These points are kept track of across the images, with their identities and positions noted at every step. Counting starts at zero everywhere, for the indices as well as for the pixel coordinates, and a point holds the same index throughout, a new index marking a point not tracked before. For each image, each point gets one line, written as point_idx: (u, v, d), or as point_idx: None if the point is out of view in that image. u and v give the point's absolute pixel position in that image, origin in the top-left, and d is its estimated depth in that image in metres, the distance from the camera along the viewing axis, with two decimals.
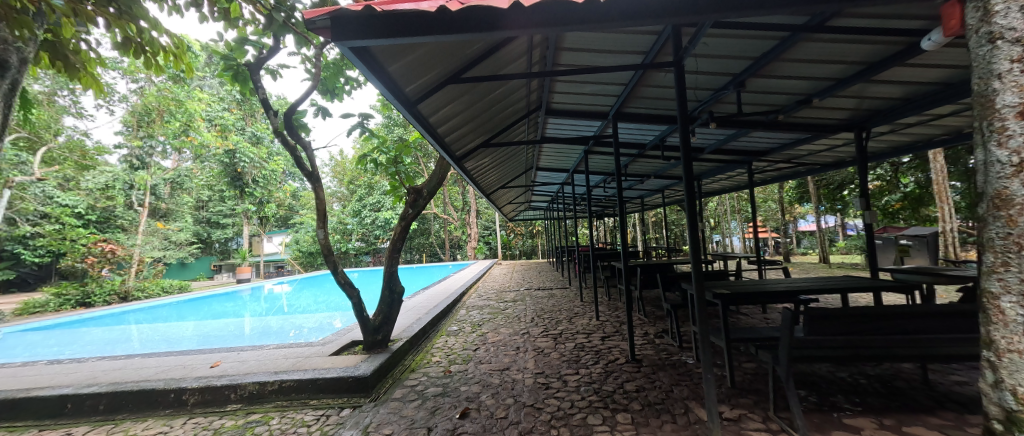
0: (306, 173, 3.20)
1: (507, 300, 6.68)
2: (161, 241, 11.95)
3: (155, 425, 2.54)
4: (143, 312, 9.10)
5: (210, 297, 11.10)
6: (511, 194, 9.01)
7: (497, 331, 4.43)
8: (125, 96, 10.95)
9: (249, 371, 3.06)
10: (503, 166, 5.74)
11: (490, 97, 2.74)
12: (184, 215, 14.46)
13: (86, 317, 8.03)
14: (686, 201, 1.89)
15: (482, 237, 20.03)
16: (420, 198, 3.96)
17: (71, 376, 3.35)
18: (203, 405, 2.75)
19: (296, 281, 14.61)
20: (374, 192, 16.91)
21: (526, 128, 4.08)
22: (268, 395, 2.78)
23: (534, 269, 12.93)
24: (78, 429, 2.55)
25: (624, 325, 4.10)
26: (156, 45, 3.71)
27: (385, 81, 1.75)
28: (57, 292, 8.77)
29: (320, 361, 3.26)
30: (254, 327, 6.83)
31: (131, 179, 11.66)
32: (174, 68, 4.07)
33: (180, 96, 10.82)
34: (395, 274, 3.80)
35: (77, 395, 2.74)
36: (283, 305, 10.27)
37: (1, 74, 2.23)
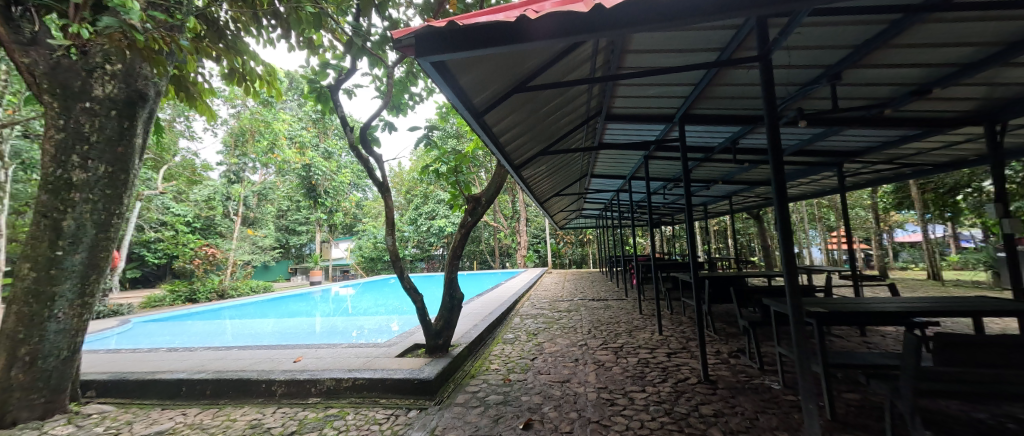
0: (377, 184, 3.42)
1: (561, 310, 6.57)
2: (250, 245, 13.56)
3: (251, 412, 2.83)
4: (235, 308, 10.30)
5: (288, 298, 12.29)
6: (563, 202, 8.90)
7: (553, 341, 4.35)
8: (226, 120, 12.76)
9: (326, 367, 3.30)
10: (557, 174, 5.69)
11: (551, 104, 2.73)
12: (268, 223, 16.29)
13: (192, 311, 9.32)
14: (778, 207, 1.71)
15: (531, 245, 20.08)
16: (479, 206, 4.05)
17: (184, 362, 3.87)
18: (289, 397, 3.01)
19: (359, 285, 15.70)
20: (430, 201, 17.74)
21: (584, 134, 4.01)
22: (344, 391, 2.97)
23: (587, 278, 12.62)
24: (192, 411, 2.93)
25: (692, 342, 3.81)
26: (253, 73, 4.29)
27: (456, 93, 1.83)
28: (172, 288, 10.33)
29: (387, 362, 3.44)
30: (324, 327, 7.40)
31: (227, 192, 13.81)
32: (267, 94, 4.64)
33: (268, 119, 12.26)
34: (455, 280, 3.89)
35: (190, 380, 3.15)
36: (348, 307, 11.02)
37: (144, 105, 3.20)
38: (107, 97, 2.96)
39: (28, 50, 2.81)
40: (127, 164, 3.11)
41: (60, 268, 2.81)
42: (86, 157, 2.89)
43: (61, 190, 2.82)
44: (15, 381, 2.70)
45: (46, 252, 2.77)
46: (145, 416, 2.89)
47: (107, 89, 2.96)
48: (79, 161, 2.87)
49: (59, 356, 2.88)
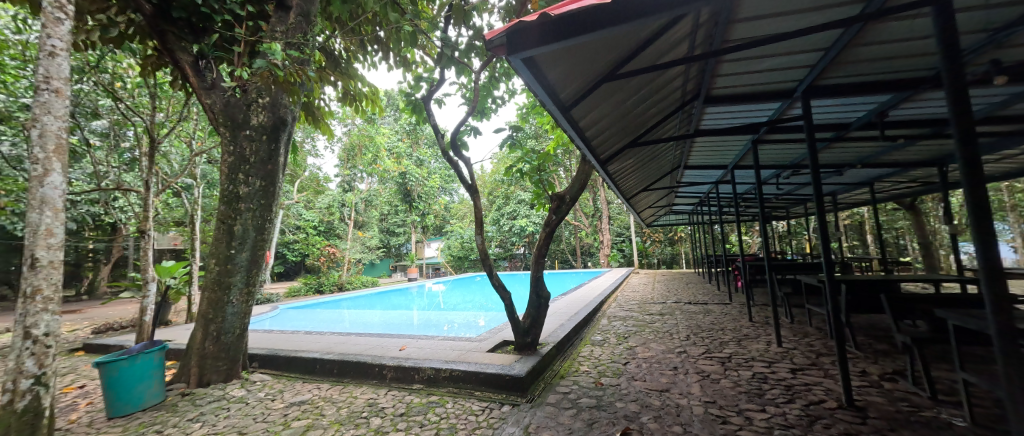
0: (466, 185, 3.60)
1: (653, 312, 6.13)
2: (360, 245, 15.57)
3: (368, 391, 3.22)
4: (350, 300, 11.91)
5: (390, 292, 13.77)
6: (651, 198, 8.30)
7: (647, 346, 4.07)
8: (340, 137, 14.87)
9: (427, 357, 3.59)
10: (646, 168, 5.32)
11: (641, 93, 2.55)
12: (373, 225, 18.51)
13: (319, 301, 11.03)
14: (967, 191, 1.31)
15: (615, 244, 19.23)
16: (564, 204, 3.98)
17: (316, 344, 4.58)
18: (397, 381, 3.34)
19: (449, 282, 16.86)
20: (511, 201, 18.20)
21: (678, 122, 3.66)
22: (443, 381, 3.18)
23: (680, 279, 11.60)
24: (324, 386, 3.44)
25: (823, 358, 3.19)
26: (361, 94, 4.89)
27: (542, 89, 1.80)
28: (305, 281, 12.41)
29: (479, 356, 3.59)
30: (421, 320, 8.11)
31: (342, 200, 16.08)
32: (372, 111, 5.25)
33: (372, 133, 13.93)
34: (542, 279, 3.89)
35: (322, 359, 3.71)
36: (440, 302, 11.91)
37: (284, 129, 3.87)
38: (259, 125, 3.68)
39: (210, 94, 3.67)
40: (274, 179, 3.80)
41: (232, 264, 3.56)
42: (247, 175, 3.62)
43: (232, 201, 3.58)
44: (209, 350, 3.51)
45: (224, 251, 3.55)
46: (291, 386, 3.49)
47: (259, 117, 3.69)
48: (243, 178, 3.61)
49: (234, 333, 3.64)
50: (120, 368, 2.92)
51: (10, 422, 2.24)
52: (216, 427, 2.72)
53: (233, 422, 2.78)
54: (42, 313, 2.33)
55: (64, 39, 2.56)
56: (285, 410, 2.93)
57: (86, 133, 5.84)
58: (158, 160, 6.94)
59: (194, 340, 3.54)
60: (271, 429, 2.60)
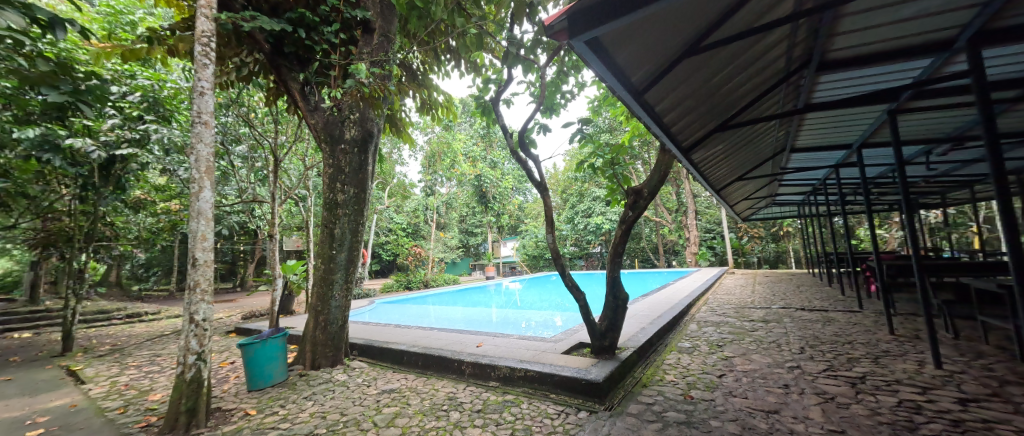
0: (536, 184, 3.54)
1: (754, 318, 5.37)
2: (442, 245, 16.78)
3: (448, 385, 3.36)
4: (435, 296, 12.79)
5: (470, 289, 14.45)
6: (748, 189, 7.29)
7: (747, 357, 3.57)
8: (422, 146, 16.08)
9: (502, 356, 3.63)
10: (741, 154, 4.67)
11: (730, 67, 2.22)
12: (453, 226, 19.70)
13: (409, 297, 12.05)
14: None
15: (703, 241, 17.46)
16: (641, 199, 3.68)
17: (404, 338, 4.96)
18: (475, 377, 3.43)
19: (525, 281, 17.07)
20: (585, 198, 17.72)
21: (781, 96, 3.12)
22: (518, 380, 3.18)
23: (787, 281, 10.02)
24: (410, 376, 3.71)
25: (1010, 389, 2.42)
26: (436, 102, 5.18)
27: (611, 73, 1.68)
28: (397, 278, 13.69)
29: (554, 357, 3.52)
30: (498, 318, 8.31)
31: (425, 203, 17.40)
32: (447, 118, 5.54)
33: (449, 140, 14.80)
34: (619, 279, 3.67)
35: (408, 352, 4.00)
36: (517, 300, 12.10)
37: (370, 141, 4.27)
38: (352, 139, 4.13)
39: (313, 115, 4.22)
40: (364, 186, 4.22)
41: (334, 262, 4.05)
42: (343, 184, 4.09)
43: (332, 208, 4.07)
44: (319, 338, 4.03)
45: (327, 251, 4.05)
46: (383, 375, 3.82)
47: (351, 131, 4.14)
48: (340, 187, 4.09)
49: (337, 324, 4.13)
50: (254, 349, 3.50)
51: (182, 388, 2.82)
52: (323, 406, 3.08)
53: (336, 403, 3.12)
54: (200, 302, 2.90)
55: (209, 80, 3.15)
56: (377, 396, 3.21)
57: (231, 157, 7.21)
58: (282, 175, 8.30)
59: (307, 328, 4.09)
60: (366, 413, 2.86)
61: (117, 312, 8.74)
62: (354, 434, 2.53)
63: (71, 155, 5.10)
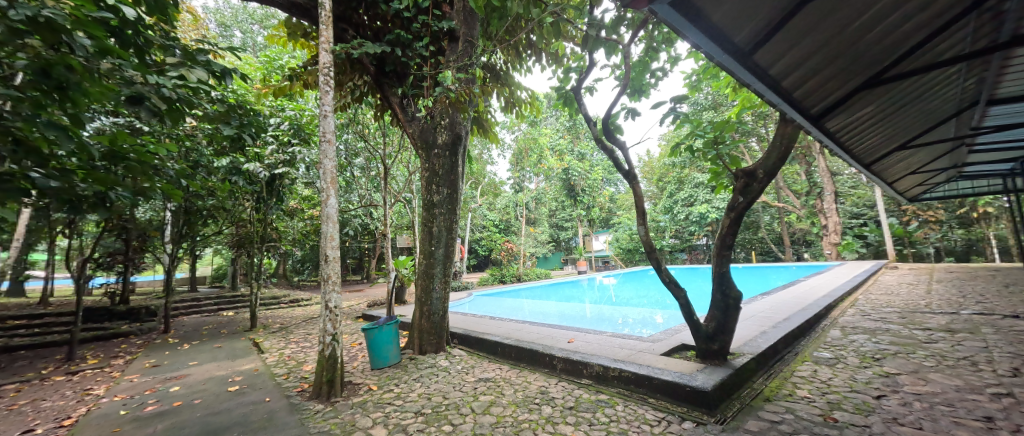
0: (624, 173, 3.29)
1: (928, 326, 4.18)
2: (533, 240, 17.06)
3: (540, 379, 3.38)
4: (528, 290, 13.11)
5: (563, 284, 14.42)
6: (916, 160, 5.66)
7: (919, 377, 2.78)
8: (510, 144, 16.54)
9: (594, 353, 3.50)
10: (905, 117, 3.62)
11: (884, 8, 1.71)
12: (543, 221, 20.03)
13: (504, 290, 12.59)
14: None
15: (847, 229, 14.27)
16: (755, 181, 3.14)
17: (499, 329, 5.19)
18: (567, 373, 3.38)
19: (620, 276, 16.32)
20: (685, 185, 16.07)
21: (977, 34, 2.28)
22: (612, 380, 3.03)
23: (984, 278, 7.55)
24: (505, 367, 3.84)
25: None
26: (520, 99, 5.25)
27: (704, 34, 1.46)
28: (492, 272, 14.41)
29: (653, 359, 3.26)
30: (592, 313, 8.10)
31: (515, 200, 17.93)
32: (531, 114, 5.58)
33: (535, 135, 14.94)
34: (728, 275, 3.21)
35: (502, 343, 4.15)
36: (611, 296, 11.65)
37: (459, 144, 4.54)
38: (443, 143, 4.45)
39: (411, 124, 4.66)
40: (456, 187, 4.51)
41: (433, 258, 4.44)
42: (438, 185, 4.45)
43: (430, 208, 4.46)
44: (424, 326, 4.46)
45: (427, 247, 4.46)
46: (480, 364, 4.03)
47: (443, 136, 4.46)
48: (436, 188, 4.46)
49: (439, 314, 4.51)
50: (373, 333, 4.01)
51: (323, 363, 3.39)
52: (429, 388, 3.40)
53: (440, 387, 3.40)
54: (332, 291, 3.46)
55: (330, 104, 3.71)
56: (475, 384, 3.40)
57: (352, 169, 8.46)
58: (391, 181, 9.43)
59: (413, 317, 4.55)
60: (465, 399, 3.04)
61: (283, 298, 11.09)
62: (455, 417, 2.71)
63: (247, 177, 6.61)
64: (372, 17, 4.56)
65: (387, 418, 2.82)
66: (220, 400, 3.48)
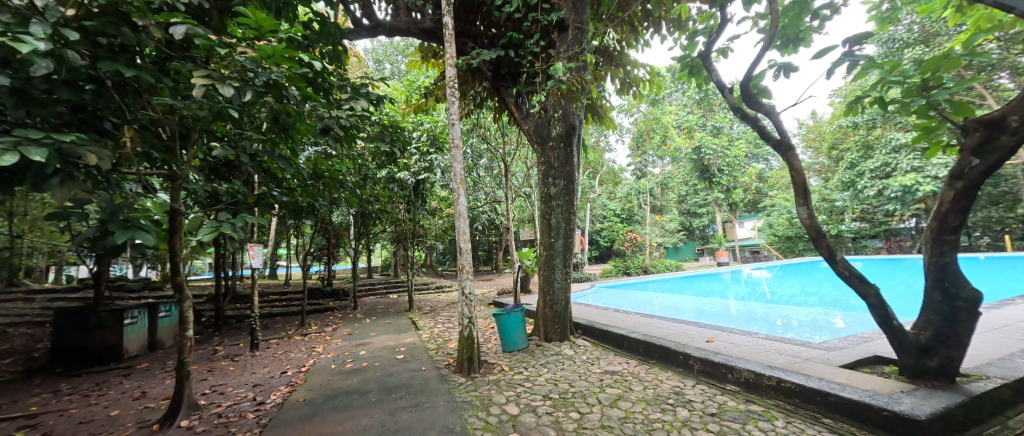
0: (773, 144, 2.71)
1: None
2: (660, 230, 16.76)
3: (674, 378, 3.12)
4: (657, 282, 12.17)
5: (699, 277, 12.91)
6: None
7: None
8: (629, 128, 15.53)
9: (742, 357, 3.05)
10: None
11: None
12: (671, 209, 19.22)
13: (630, 282, 12.00)
14: None
15: None
16: (1004, 136, 2.17)
17: (625, 322, 4.99)
18: (706, 375, 3.04)
19: (776, 268, 13.66)
20: (875, 151, 12.20)
21: None
22: (767, 389, 2.60)
23: None
24: (633, 362, 3.67)
25: None
26: (636, 77, 4.88)
27: None
28: (615, 264, 13.96)
29: (827, 370, 2.66)
30: (739, 311, 7.01)
31: (638, 187, 16.86)
32: (651, 92, 5.14)
33: (657, 115, 13.67)
34: (953, 270, 2.34)
35: (628, 336, 3.99)
36: (764, 291, 9.85)
37: (574, 134, 4.51)
38: (558, 135, 4.50)
39: (526, 121, 4.85)
40: (572, 178, 4.53)
41: (553, 249, 4.56)
42: (554, 178, 4.53)
43: (548, 200, 4.58)
44: (548, 315, 4.61)
45: (547, 239, 4.60)
46: (606, 355, 3.96)
47: (557, 129, 4.50)
48: (552, 181, 4.55)
49: (562, 304, 4.60)
50: (503, 318, 4.35)
51: (463, 341, 3.85)
52: (555, 375, 3.52)
53: (566, 374, 3.49)
54: (466, 279, 3.90)
55: (456, 113, 4.16)
56: (601, 375, 3.36)
57: (478, 169, 9.30)
58: (511, 177, 10.00)
59: (538, 306, 4.76)
60: (591, 389, 3.04)
61: (431, 285, 13.04)
62: (582, 405, 2.74)
63: (400, 184, 8.00)
64: (488, 25, 4.90)
65: (519, 397, 3.04)
66: (392, 364, 4.35)
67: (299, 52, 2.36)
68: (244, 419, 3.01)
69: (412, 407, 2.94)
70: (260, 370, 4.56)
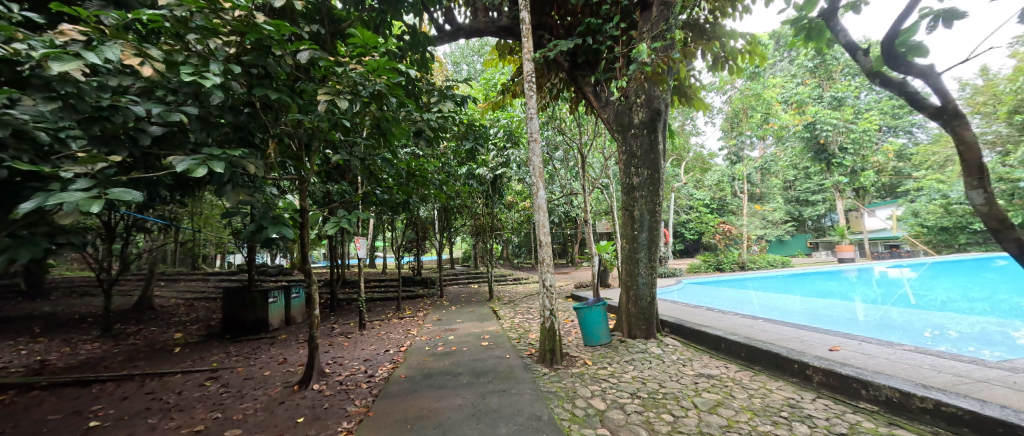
0: (933, 114, 1.58)
1: None
2: (761, 220, 14.93)
3: (787, 389, 2.76)
4: (757, 280, 10.81)
5: (811, 275, 11.16)
6: None
7: None
8: (721, 108, 13.96)
9: (880, 371, 2.57)
10: None
11: None
12: (774, 196, 17.43)
13: (723, 279, 10.87)
14: None
15: None
16: None
17: (721, 323, 4.54)
18: (831, 389, 2.63)
19: (922, 266, 11.12)
20: None
21: None
22: (918, 412, 2.16)
23: None
24: (733, 367, 3.34)
25: None
26: (732, 50, 4.36)
27: None
28: (705, 259, 12.84)
29: (1009, 396, 2.11)
30: (869, 317, 5.87)
31: (732, 173, 15.19)
32: (751, 65, 4.55)
33: (757, 90, 12.07)
34: None
35: (727, 339, 3.63)
36: (904, 294, 8.11)
37: (659, 119, 4.21)
38: (641, 122, 4.24)
39: (606, 109, 4.68)
40: (658, 166, 4.25)
41: (637, 242, 4.34)
42: (637, 167, 4.30)
43: (630, 191, 4.37)
44: (632, 311, 4.42)
45: (629, 232, 4.40)
46: (699, 357, 3.66)
47: (640, 115, 4.24)
48: (635, 170, 4.33)
49: (647, 300, 4.37)
50: (584, 312, 4.29)
51: (545, 333, 3.90)
52: (643, 373, 3.37)
53: (654, 374, 3.32)
54: (547, 272, 3.94)
55: (534, 108, 4.19)
56: (695, 378, 3.12)
57: (554, 162, 9.30)
58: (588, 169, 9.77)
59: (620, 301, 4.59)
60: (685, 391, 2.85)
61: (508, 277, 13.48)
62: (675, 408, 2.59)
63: (480, 179, 8.37)
64: (564, 14, 4.80)
65: (604, 393, 2.98)
66: (478, 350, 4.61)
67: (397, 63, 2.60)
68: (360, 388, 3.49)
69: (500, 392, 3.08)
70: (368, 347, 5.22)
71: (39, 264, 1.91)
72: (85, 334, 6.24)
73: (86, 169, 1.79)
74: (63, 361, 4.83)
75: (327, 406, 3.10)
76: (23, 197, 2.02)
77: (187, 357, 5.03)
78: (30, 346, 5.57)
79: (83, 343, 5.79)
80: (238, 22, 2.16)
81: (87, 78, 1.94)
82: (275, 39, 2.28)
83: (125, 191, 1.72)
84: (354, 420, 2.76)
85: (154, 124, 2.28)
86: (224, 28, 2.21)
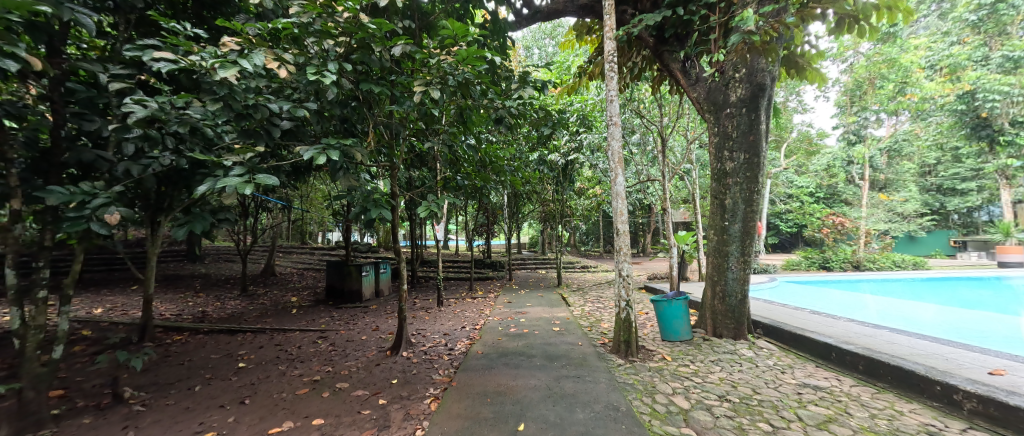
0: None
1: None
2: (885, 213, 12.63)
3: (924, 413, 2.33)
4: (876, 282, 9.16)
5: (955, 279, 9.10)
6: None
7: None
8: (837, 79, 11.95)
9: None
10: None
11: None
12: (907, 184, 14.45)
13: (830, 279, 9.41)
14: None
15: None
16: None
17: (831, 329, 3.96)
18: (989, 420, 2.17)
19: None
20: None
21: None
22: None
23: None
24: (847, 380, 2.91)
25: None
26: (865, 7, 3.64)
27: None
28: (807, 255, 11.31)
29: None
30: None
31: (848, 155, 13.00)
32: (890, 22, 3.76)
33: (892, 54, 10.05)
34: None
35: (840, 348, 3.17)
36: None
37: (762, 93, 3.74)
38: (738, 99, 3.81)
39: (696, 87, 4.27)
40: (757, 149, 3.79)
41: (728, 234, 3.96)
42: (732, 151, 3.88)
43: (721, 178, 3.98)
44: (718, 308, 4.06)
45: (719, 222, 4.02)
46: (803, 366, 3.25)
47: (738, 92, 3.81)
48: (729, 155, 3.91)
49: (737, 297, 3.98)
50: (663, 306, 4.05)
51: (621, 325, 3.78)
52: (732, 375, 3.11)
53: (746, 377, 3.04)
54: (624, 261, 3.80)
55: (615, 89, 3.97)
56: (798, 387, 2.79)
57: (631, 147, 8.93)
58: (668, 153, 9.13)
59: (705, 296, 4.25)
60: (785, 401, 2.57)
61: (576, 264, 13.30)
62: (773, 417, 2.35)
63: (553, 165, 8.36)
64: None
65: (686, 391, 2.83)
66: (551, 335, 4.67)
67: (484, 51, 2.63)
68: (442, 359, 3.79)
69: (574, 377, 3.10)
70: (446, 323, 5.60)
71: (207, 235, 2.39)
72: (230, 293, 7.72)
73: (239, 157, 2.15)
74: (217, 313, 6.03)
75: (415, 372, 3.42)
76: (195, 180, 2.52)
77: (302, 318, 5.93)
78: (194, 299, 7.06)
79: (228, 299, 7.18)
80: (348, 23, 2.39)
81: (238, 82, 2.32)
82: (376, 36, 2.48)
83: (267, 176, 2.02)
84: (440, 388, 3.01)
85: (282, 119, 2.65)
86: (337, 30, 2.48)
